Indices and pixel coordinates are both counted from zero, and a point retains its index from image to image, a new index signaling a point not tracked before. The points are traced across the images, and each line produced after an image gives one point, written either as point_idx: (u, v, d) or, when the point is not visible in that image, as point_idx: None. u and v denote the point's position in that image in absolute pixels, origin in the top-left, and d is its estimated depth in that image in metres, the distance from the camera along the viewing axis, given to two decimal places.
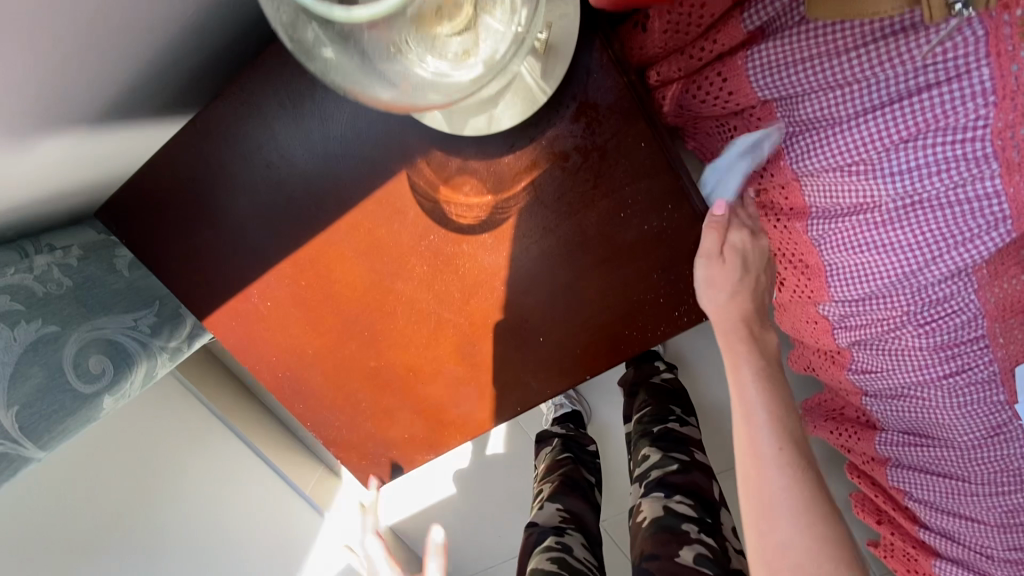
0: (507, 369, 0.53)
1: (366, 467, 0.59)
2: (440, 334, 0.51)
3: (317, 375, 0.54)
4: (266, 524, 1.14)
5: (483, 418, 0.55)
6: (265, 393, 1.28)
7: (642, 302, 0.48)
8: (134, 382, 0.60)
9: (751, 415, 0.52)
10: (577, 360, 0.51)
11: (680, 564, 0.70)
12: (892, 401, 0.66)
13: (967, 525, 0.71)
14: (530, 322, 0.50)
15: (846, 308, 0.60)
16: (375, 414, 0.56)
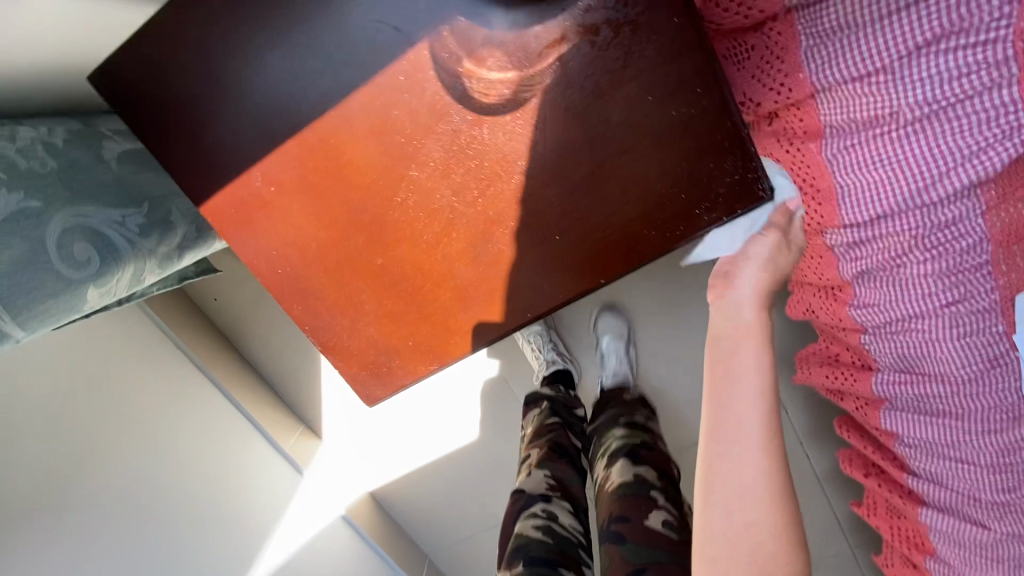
0: (519, 270, 0.51)
1: (365, 378, 0.57)
2: (452, 229, 0.49)
3: (318, 273, 0.52)
4: (246, 477, 1.09)
5: (489, 324, 0.54)
6: (244, 348, 1.24)
7: (663, 197, 0.47)
8: (122, 279, 0.58)
9: (742, 397, 0.65)
10: (590, 261, 0.50)
11: (649, 528, 0.71)
12: (891, 338, 0.67)
13: (958, 467, 0.72)
14: (547, 216, 0.48)
15: (854, 234, 0.60)
16: (378, 318, 0.54)
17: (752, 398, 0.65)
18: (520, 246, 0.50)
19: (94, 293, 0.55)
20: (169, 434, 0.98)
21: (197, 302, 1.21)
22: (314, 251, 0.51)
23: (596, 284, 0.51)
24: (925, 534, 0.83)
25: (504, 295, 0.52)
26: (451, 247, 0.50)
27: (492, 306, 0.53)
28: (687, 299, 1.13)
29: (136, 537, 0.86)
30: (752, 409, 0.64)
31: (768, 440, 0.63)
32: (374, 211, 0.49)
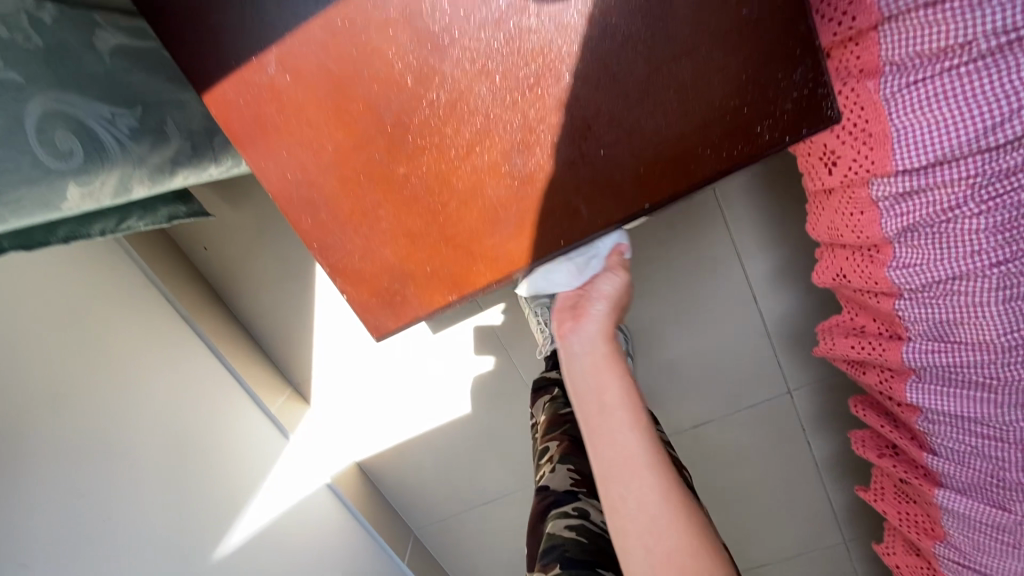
0: (557, 191, 0.46)
1: (375, 308, 0.52)
2: (486, 135, 0.45)
3: (336, 177, 0.48)
4: (230, 433, 1.04)
5: (517, 253, 0.49)
6: (233, 305, 1.18)
7: (724, 110, 0.43)
8: (106, 182, 0.54)
9: (621, 430, 0.59)
10: (637, 182, 0.45)
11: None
12: (929, 304, 0.64)
13: (986, 446, 0.70)
14: (594, 125, 0.44)
15: (905, 184, 0.57)
16: (394, 238, 0.49)
17: (629, 431, 0.60)
18: (558, 160, 0.45)
19: (76, 191, 0.51)
20: (151, 379, 0.92)
21: (182, 249, 1.14)
22: (335, 158, 0.48)
23: (638, 210, 0.46)
24: (937, 515, 0.82)
25: (537, 217, 0.47)
26: (481, 156, 0.46)
27: (522, 231, 0.48)
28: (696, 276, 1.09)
29: (114, 487, 0.80)
30: (630, 438, 0.59)
31: (659, 468, 0.57)
32: (400, 111, 0.45)
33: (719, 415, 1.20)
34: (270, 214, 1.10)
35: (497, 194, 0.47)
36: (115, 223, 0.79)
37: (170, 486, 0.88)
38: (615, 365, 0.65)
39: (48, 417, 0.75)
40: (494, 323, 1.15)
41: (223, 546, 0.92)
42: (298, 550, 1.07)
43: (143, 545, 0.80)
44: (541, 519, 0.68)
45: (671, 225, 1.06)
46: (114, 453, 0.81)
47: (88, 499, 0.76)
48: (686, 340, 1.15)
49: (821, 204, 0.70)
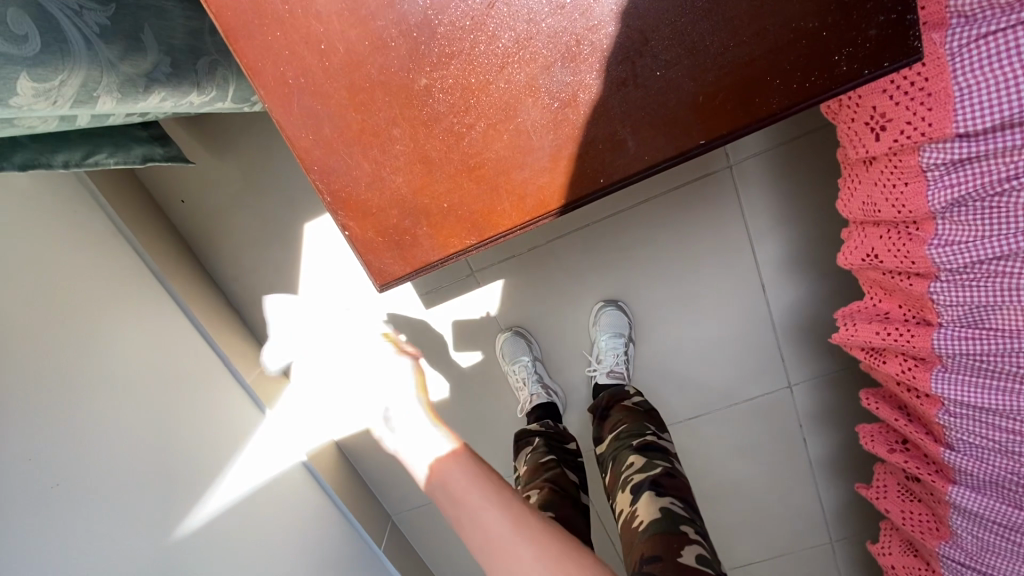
0: (604, 119, 0.47)
1: (379, 249, 0.52)
2: (522, 50, 0.46)
3: (371, 84, 0.47)
4: (204, 399, 0.97)
5: (545, 190, 0.49)
6: (209, 267, 1.10)
7: (799, 34, 0.44)
8: (67, 84, 0.48)
9: (495, 521, 0.56)
10: (695, 112, 0.47)
11: (684, 565, 0.62)
12: (968, 286, 0.60)
13: (1011, 443, 0.67)
14: (648, 50, 0.45)
15: (962, 150, 0.53)
16: (412, 162, 0.49)
17: (497, 521, 0.56)
18: (608, 80, 0.46)
19: (27, 85, 0.45)
20: (119, 334, 0.84)
21: (160, 202, 1.06)
22: (353, 64, 0.46)
23: (693, 146, 0.48)
24: (945, 514, 0.79)
25: (571, 150, 0.48)
26: (517, 74, 0.46)
27: (556, 165, 0.49)
28: (703, 262, 1.05)
29: (71, 451, 0.71)
30: (499, 522, 0.56)
31: (531, 535, 0.55)
32: (430, 9, 0.45)
33: (717, 409, 1.16)
34: (258, 168, 1.02)
35: (532, 116, 0.47)
36: (80, 158, 0.72)
37: (128, 457, 0.79)
38: (467, 462, 0.61)
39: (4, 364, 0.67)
40: (474, 318, 1.12)
41: (188, 522, 0.84)
42: (263, 534, 0.97)
43: (96, 517, 0.72)
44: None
45: (683, 204, 1.01)
46: (64, 415, 0.72)
47: (32, 465, 0.66)
48: (690, 327, 1.10)
49: (857, 178, 0.66)
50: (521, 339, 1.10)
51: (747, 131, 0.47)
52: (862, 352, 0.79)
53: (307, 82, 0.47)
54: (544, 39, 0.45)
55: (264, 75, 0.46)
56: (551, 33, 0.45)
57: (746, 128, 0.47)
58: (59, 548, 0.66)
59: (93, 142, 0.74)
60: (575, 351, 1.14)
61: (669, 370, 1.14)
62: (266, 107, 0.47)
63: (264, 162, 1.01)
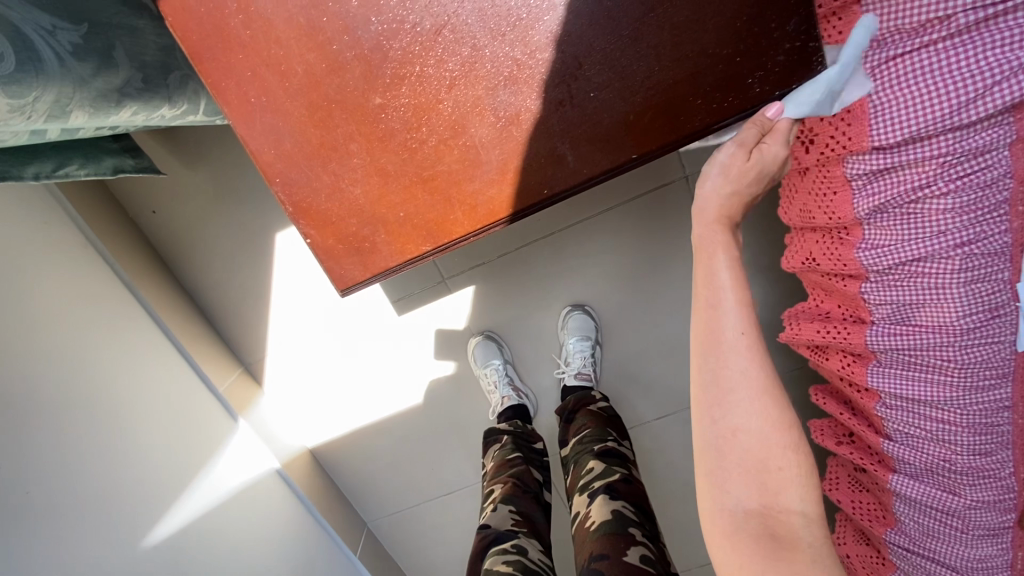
0: (546, 135, 0.51)
1: (340, 255, 0.54)
2: (470, 72, 0.49)
3: (328, 102, 0.50)
4: (178, 409, 0.98)
5: (495, 200, 0.53)
6: (181, 277, 1.10)
7: (717, 59, 0.49)
8: (41, 100, 0.50)
9: (728, 346, 0.56)
10: (627, 130, 0.51)
11: (628, 563, 0.72)
12: (895, 286, 0.65)
13: (942, 431, 0.72)
14: (584, 74, 0.49)
15: (880, 161, 0.58)
16: (369, 175, 0.52)
17: (725, 277, 0.56)
18: (547, 101, 0.50)
19: (1, 101, 0.47)
20: (89, 345, 0.85)
21: (130, 213, 1.07)
22: (311, 84, 0.49)
23: (628, 160, 0.52)
24: (889, 502, 0.84)
25: (518, 163, 0.52)
26: (465, 93, 0.50)
27: (504, 177, 0.52)
28: (664, 267, 1.10)
29: (45, 463, 0.72)
30: (735, 365, 0.55)
31: (769, 400, 0.55)
32: (382, 34, 0.48)
33: (681, 409, 1.21)
34: (227, 179, 1.03)
35: (480, 133, 0.51)
36: (51, 169, 0.74)
37: (99, 468, 0.79)
38: (728, 244, 0.56)
39: None
40: (459, 327, 1.15)
41: (159, 530, 0.84)
42: (235, 540, 0.98)
43: (66, 524, 0.72)
44: (482, 556, 0.83)
45: (643, 212, 1.06)
46: (38, 427, 0.73)
47: (4, 474, 0.67)
48: (654, 330, 1.15)
49: (795, 187, 0.71)
50: (492, 343, 1.13)
51: (672, 146, 0.52)
52: (808, 350, 0.84)
53: (268, 100, 0.50)
54: (489, 62, 0.49)
55: (228, 93, 0.49)
56: (495, 57, 0.49)
57: (672, 144, 0.51)
58: (26, 555, 0.66)
59: (63, 154, 0.75)
60: (543, 355, 1.17)
61: (634, 372, 1.18)
62: (229, 122, 0.50)
63: (234, 173, 1.03)
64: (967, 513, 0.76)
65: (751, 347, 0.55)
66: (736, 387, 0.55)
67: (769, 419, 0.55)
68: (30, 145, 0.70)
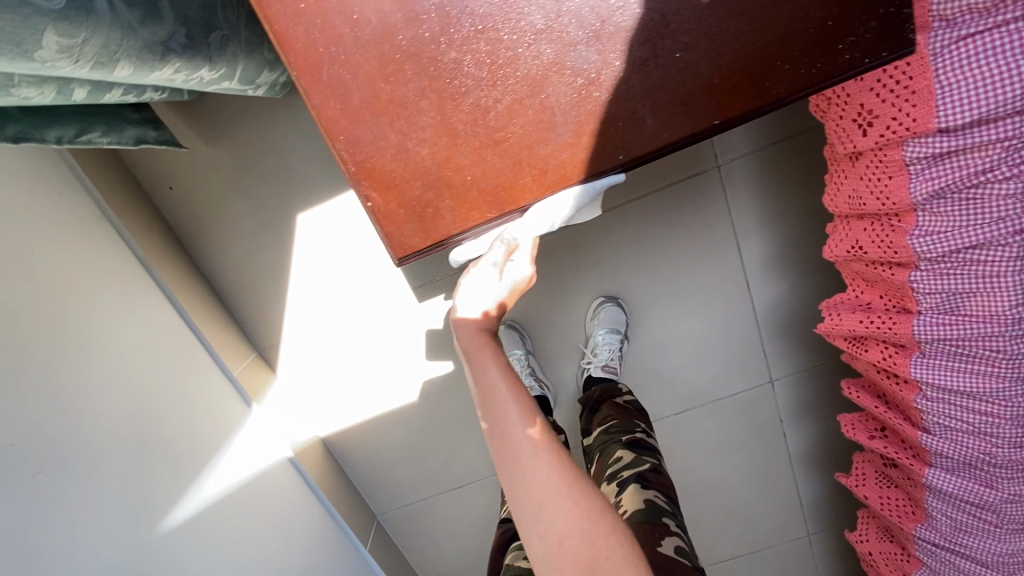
0: (624, 100, 0.50)
1: (402, 223, 0.53)
2: (550, 30, 0.48)
3: (400, 53, 0.48)
4: (189, 392, 0.94)
5: (569, 168, 0.52)
6: (196, 258, 1.07)
7: (810, 22, 0.48)
8: (90, 44, 0.48)
9: (526, 452, 0.51)
10: (713, 93, 0.50)
11: (661, 553, 0.68)
12: (947, 274, 0.64)
13: (985, 423, 0.71)
14: (670, 29, 0.48)
15: (944, 144, 0.56)
16: (438, 138, 0.50)
17: (504, 391, 0.53)
18: (629, 61, 0.49)
19: (53, 40, 0.45)
20: (106, 326, 0.82)
21: (146, 189, 1.03)
22: (383, 36, 0.47)
23: (711, 125, 0.51)
24: (922, 497, 0.83)
25: (593, 127, 0.51)
26: (545, 50, 0.48)
27: (578, 141, 0.51)
28: (692, 259, 1.08)
29: (65, 444, 0.70)
30: (536, 470, 0.51)
31: (580, 494, 0.50)
32: None
33: (702, 403, 1.19)
34: (250, 156, 1.00)
35: (557, 93, 0.49)
36: (74, 135, 0.71)
37: (113, 451, 0.76)
38: (496, 352, 0.54)
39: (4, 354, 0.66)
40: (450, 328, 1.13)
41: (176, 515, 0.82)
42: (251, 531, 0.95)
43: (75, 504, 0.69)
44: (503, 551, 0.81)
45: (674, 201, 1.04)
46: (64, 408, 0.71)
47: (25, 456, 0.65)
48: (679, 322, 1.13)
49: (844, 173, 0.70)
50: (515, 332, 1.11)
51: (757, 111, 0.51)
52: (845, 341, 0.83)
53: (338, 52, 0.48)
54: (571, 16, 0.47)
55: (296, 45, 0.47)
56: (580, 11, 0.47)
57: (757, 110, 0.50)
58: (34, 537, 0.63)
59: (85, 120, 0.72)
60: (566, 346, 1.15)
61: (658, 365, 1.17)
62: (295, 77, 0.48)
63: (258, 150, 1.00)
64: (1002, 507, 0.75)
65: (543, 447, 0.52)
66: (541, 490, 0.50)
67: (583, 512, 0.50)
68: (52, 106, 0.67)
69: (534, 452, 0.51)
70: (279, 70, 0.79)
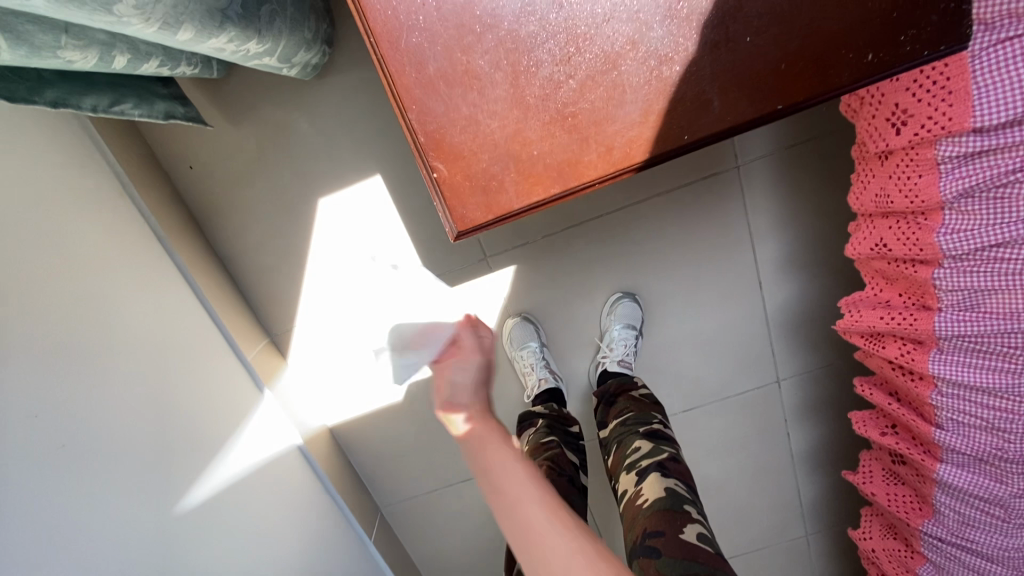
0: (695, 82, 0.54)
1: (467, 193, 0.58)
2: (610, 15, 0.53)
3: (484, 28, 0.53)
4: (206, 374, 0.93)
5: (636, 141, 0.56)
6: (213, 240, 1.06)
7: (873, 14, 0.53)
8: (163, 2, 0.48)
9: (543, 534, 0.47)
10: (780, 79, 0.54)
11: (684, 541, 0.69)
12: (970, 272, 0.65)
13: (999, 419, 0.72)
14: (744, 12, 0.53)
15: (977, 144, 0.58)
16: (514, 107, 0.55)
17: (507, 464, 0.49)
18: (702, 44, 0.53)
19: None
20: (128, 300, 0.81)
21: (167, 168, 1.02)
22: (466, 8, 0.52)
23: (773, 110, 0.55)
24: (930, 493, 0.86)
25: (660, 109, 0.55)
26: (620, 29, 0.53)
27: (646, 119, 0.56)
28: (706, 257, 1.10)
29: (93, 412, 0.69)
30: (559, 548, 0.46)
31: (611, 569, 0.46)
32: None
33: (711, 401, 1.21)
34: (275, 138, 1.00)
35: (629, 70, 0.54)
36: (107, 104, 0.70)
37: (139, 421, 0.76)
38: (495, 426, 0.52)
39: (34, 321, 0.65)
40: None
41: (191, 495, 0.80)
42: (264, 515, 0.94)
43: (94, 478, 0.67)
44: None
45: (695, 199, 1.06)
46: (90, 379, 0.70)
47: (54, 422, 0.64)
48: (692, 320, 1.15)
49: (871, 173, 0.72)
50: (530, 325, 1.12)
51: (821, 97, 0.55)
52: (862, 339, 0.85)
53: (419, 20, 0.53)
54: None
55: (376, 10, 0.52)
56: None
57: (821, 95, 0.55)
58: (53, 510, 0.61)
59: (118, 90, 0.72)
60: (581, 339, 1.17)
61: (671, 362, 1.18)
62: (376, 45, 0.53)
63: (283, 132, 0.99)
64: (1011, 502, 0.77)
65: (560, 521, 0.48)
66: (566, 572, 0.45)
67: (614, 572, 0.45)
68: (84, 73, 0.66)
69: (551, 528, 0.47)
70: (313, 50, 0.79)
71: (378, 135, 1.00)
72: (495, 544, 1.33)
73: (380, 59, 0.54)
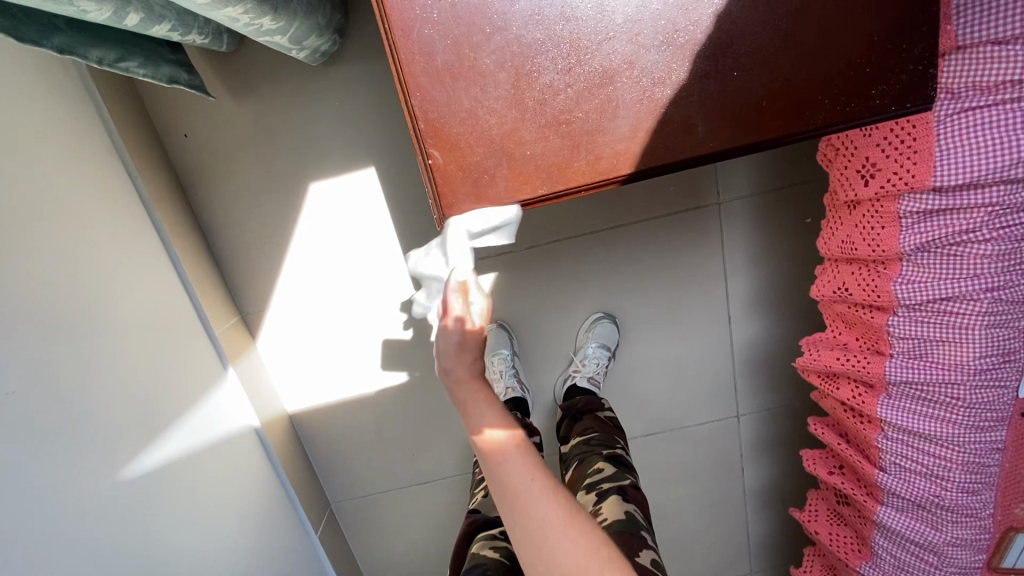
0: (681, 106, 0.58)
1: (459, 185, 0.60)
2: (611, 36, 0.56)
3: (495, 31, 0.56)
4: (172, 341, 0.92)
5: (625, 155, 0.59)
6: (197, 210, 1.06)
7: (850, 67, 0.58)
8: None
9: (526, 493, 0.57)
10: (763, 116, 0.58)
11: (639, 563, 0.69)
12: (922, 322, 0.70)
13: (937, 466, 0.76)
14: (733, 50, 0.57)
15: (936, 203, 0.63)
16: (513, 110, 0.58)
17: (505, 439, 0.61)
18: (693, 71, 0.57)
19: None
20: (103, 257, 0.81)
21: (158, 130, 1.01)
22: (480, 7, 0.55)
23: (754, 143, 0.59)
24: (869, 535, 0.88)
25: (648, 129, 0.59)
26: (621, 47, 0.57)
27: (635, 136, 0.59)
28: (680, 286, 1.14)
29: (55, 370, 0.68)
30: (532, 504, 0.57)
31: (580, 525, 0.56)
32: None
33: (672, 427, 1.23)
34: (275, 117, 1.00)
35: (624, 87, 0.58)
36: (114, 59, 0.70)
37: (98, 376, 0.75)
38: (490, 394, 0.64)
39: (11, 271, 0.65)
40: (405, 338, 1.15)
41: (140, 463, 0.78)
42: (211, 494, 0.92)
43: (42, 434, 0.64)
44: (469, 540, 0.77)
45: (677, 226, 1.10)
46: (58, 335, 0.70)
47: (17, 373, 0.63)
48: (663, 346, 1.18)
49: (839, 220, 0.77)
50: (505, 334, 1.14)
51: (795, 135, 0.59)
52: (818, 378, 0.89)
53: (432, 14, 0.55)
54: (647, 22, 0.56)
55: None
56: (654, 18, 0.56)
57: (796, 133, 0.59)
58: (6, 463, 0.59)
59: (126, 48, 0.72)
60: (551, 351, 1.18)
61: (637, 384, 1.20)
62: (388, 33, 0.56)
63: (283, 112, 1.00)
64: (943, 549, 0.81)
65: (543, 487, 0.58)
66: (533, 511, 0.56)
67: (588, 547, 0.54)
68: (95, 25, 0.67)
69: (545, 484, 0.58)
70: (324, 37, 0.81)
71: (379, 128, 1.02)
72: (442, 549, 1.32)
73: (391, 45, 0.56)
